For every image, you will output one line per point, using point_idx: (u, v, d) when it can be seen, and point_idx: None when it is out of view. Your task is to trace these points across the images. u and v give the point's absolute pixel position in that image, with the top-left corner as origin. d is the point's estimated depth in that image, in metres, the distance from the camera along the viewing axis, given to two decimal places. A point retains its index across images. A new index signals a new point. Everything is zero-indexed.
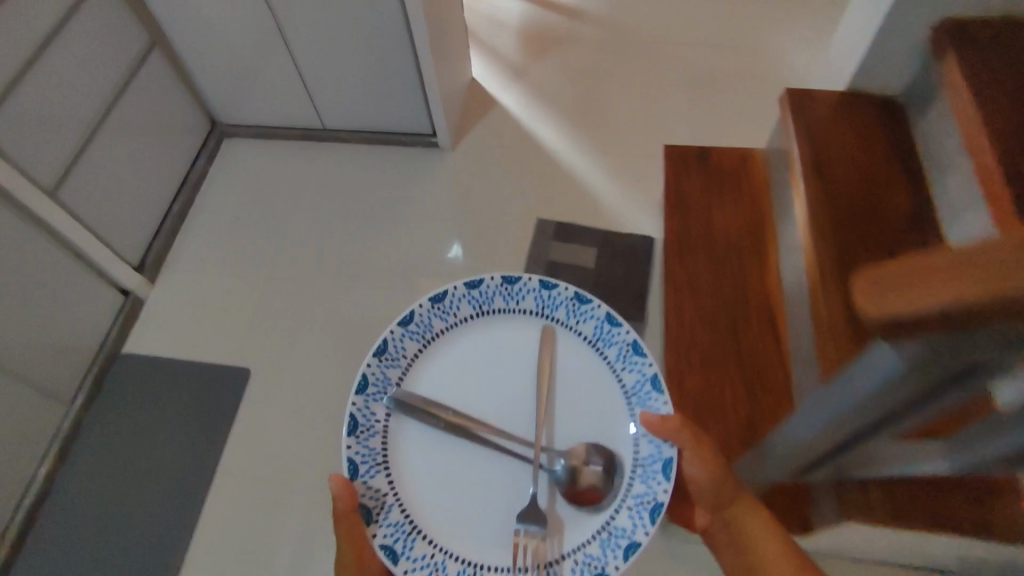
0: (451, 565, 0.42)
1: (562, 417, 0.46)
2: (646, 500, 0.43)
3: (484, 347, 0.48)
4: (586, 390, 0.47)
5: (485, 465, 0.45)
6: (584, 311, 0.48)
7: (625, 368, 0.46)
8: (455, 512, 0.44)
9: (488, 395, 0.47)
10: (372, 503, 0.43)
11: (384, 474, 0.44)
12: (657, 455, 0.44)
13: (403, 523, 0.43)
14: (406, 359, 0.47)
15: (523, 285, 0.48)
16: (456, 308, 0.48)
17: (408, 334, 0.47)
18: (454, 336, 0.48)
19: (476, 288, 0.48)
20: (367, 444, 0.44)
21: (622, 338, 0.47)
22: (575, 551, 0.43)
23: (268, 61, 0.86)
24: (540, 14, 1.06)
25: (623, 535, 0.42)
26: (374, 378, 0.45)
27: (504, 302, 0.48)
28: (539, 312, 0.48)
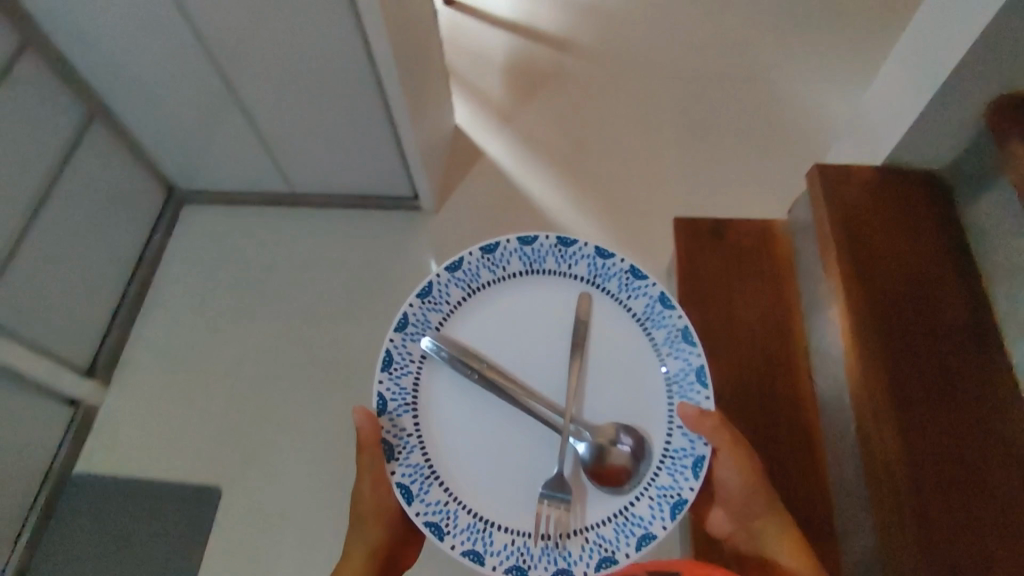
0: (463, 516, 0.45)
1: (597, 386, 0.48)
2: (669, 493, 0.46)
3: (526, 304, 0.49)
4: (623, 358, 0.49)
5: (514, 424, 0.47)
6: (637, 287, 0.49)
7: (671, 354, 0.48)
8: (478, 471, 0.46)
9: (524, 352, 0.48)
10: (396, 442, 0.45)
11: (411, 416, 0.46)
12: (690, 450, 0.46)
13: (422, 466, 0.45)
14: (449, 306, 0.48)
15: (578, 249, 0.49)
16: (506, 262, 0.49)
17: (454, 280, 0.48)
18: (503, 286, 0.49)
19: (530, 247, 0.49)
20: (399, 382, 0.46)
21: (673, 323, 0.48)
22: (591, 528, 0.46)
23: (219, 127, 0.80)
24: (525, 48, 0.91)
25: (641, 524, 0.46)
26: (414, 319, 0.47)
27: (555, 264, 0.49)
28: (589, 279, 0.49)
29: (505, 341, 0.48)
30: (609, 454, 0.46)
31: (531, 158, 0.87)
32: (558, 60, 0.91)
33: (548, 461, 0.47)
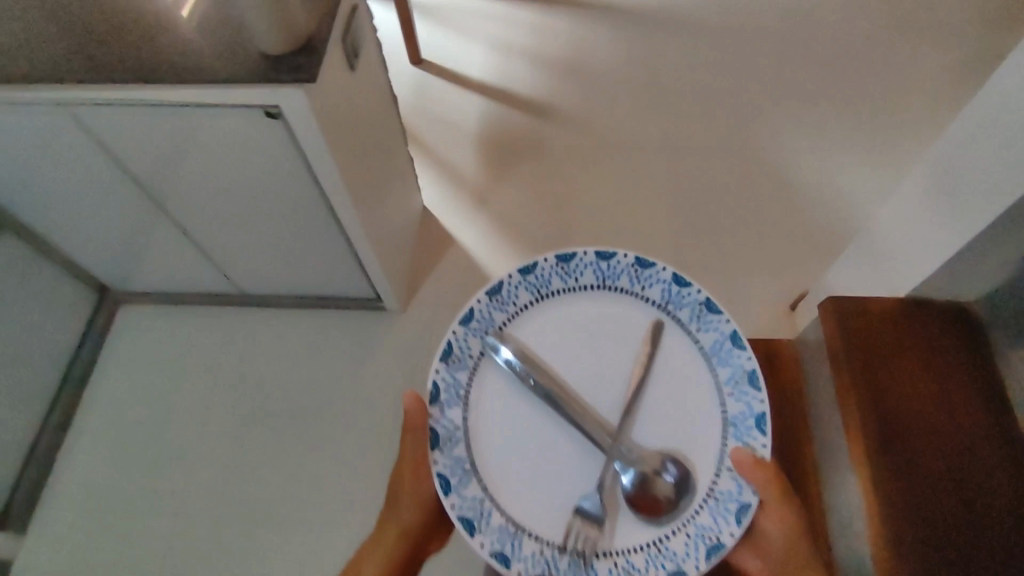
0: (496, 516, 0.46)
1: (648, 413, 0.50)
2: (708, 534, 0.47)
3: (595, 321, 0.51)
4: (682, 390, 0.50)
5: (560, 436, 0.48)
6: (709, 321, 0.50)
7: (732, 396, 0.49)
8: (519, 476, 0.47)
9: (585, 368, 0.50)
10: (442, 432, 0.46)
11: (460, 409, 0.47)
12: (736, 495, 0.47)
13: (463, 461, 0.46)
14: (515, 307, 0.50)
15: (655, 272, 0.51)
16: (579, 273, 0.51)
17: (525, 284, 0.50)
18: (573, 298, 0.51)
19: (608, 262, 0.51)
20: (455, 373, 0.47)
21: (741, 363, 0.49)
22: (621, 553, 0.47)
23: (152, 236, 0.77)
24: (501, 116, 1.03)
25: (673, 559, 0.46)
26: (479, 314, 0.49)
27: (629, 283, 0.51)
28: (661, 304, 0.51)
29: (567, 361, 0.50)
30: (656, 482, 0.47)
31: (503, 231, 0.96)
32: (537, 129, 1.02)
33: (590, 482, 0.48)
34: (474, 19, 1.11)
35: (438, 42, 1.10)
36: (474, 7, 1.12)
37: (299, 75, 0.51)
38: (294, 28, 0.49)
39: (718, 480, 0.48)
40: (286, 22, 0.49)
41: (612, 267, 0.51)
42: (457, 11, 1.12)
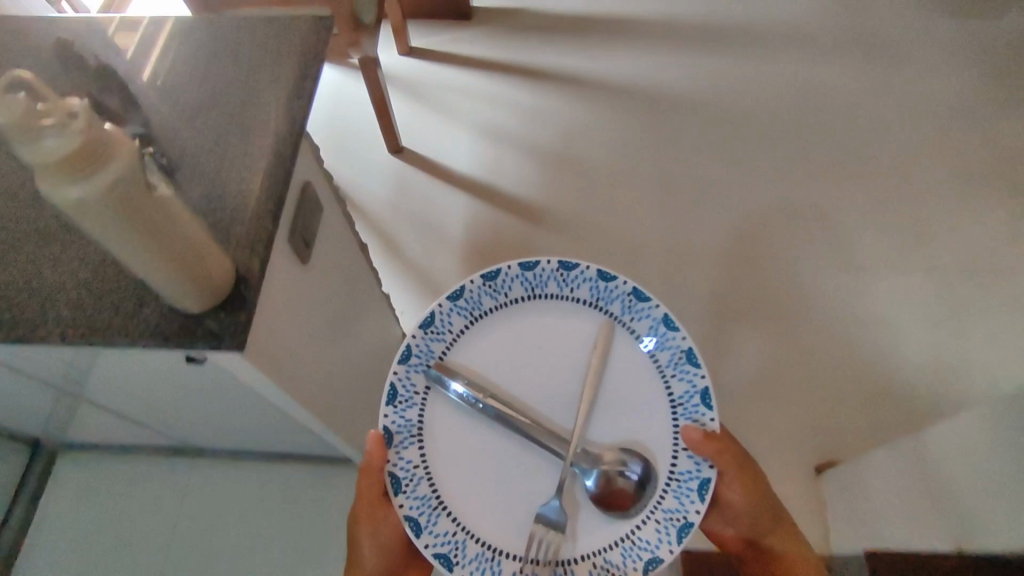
0: (471, 544, 0.49)
1: (601, 409, 0.51)
2: (676, 516, 0.48)
3: (534, 331, 0.53)
4: (629, 378, 0.51)
5: (517, 451, 0.51)
6: (640, 309, 0.52)
7: (675, 377, 0.50)
8: (485, 500, 0.50)
9: (532, 380, 0.52)
10: (402, 474, 0.50)
11: (416, 446, 0.50)
12: (695, 473, 0.48)
13: (430, 497, 0.50)
14: (451, 334, 0.52)
15: (580, 273, 0.53)
16: (508, 288, 0.53)
17: (456, 309, 0.52)
18: (507, 313, 0.53)
19: (533, 271, 0.53)
20: (403, 414, 0.51)
21: (677, 344, 0.51)
22: (595, 554, 0.48)
23: (84, 418, 0.70)
24: (483, 212, 1.12)
25: (647, 548, 0.48)
26: (417, 349, 0.52)
27: (557, 287, 0.53)
28: (593, 301, 0.53)
29: (514, 377, 0.52)
30: (615, 476, 0.48)
31: None
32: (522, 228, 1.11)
33: (552, 489, 0.50)
34: (455, 99, 1.24)
35: (417, 127, 1.21)
36: (452, 89, 1.25)
37: (219, 339, 0.38)
38: (196, 263, 0.36)
39: (677, 462, 0.49)
40: (161, 238, 0.34)
41: (537, 274, 0.53)
42: (429, 93, 1.25)
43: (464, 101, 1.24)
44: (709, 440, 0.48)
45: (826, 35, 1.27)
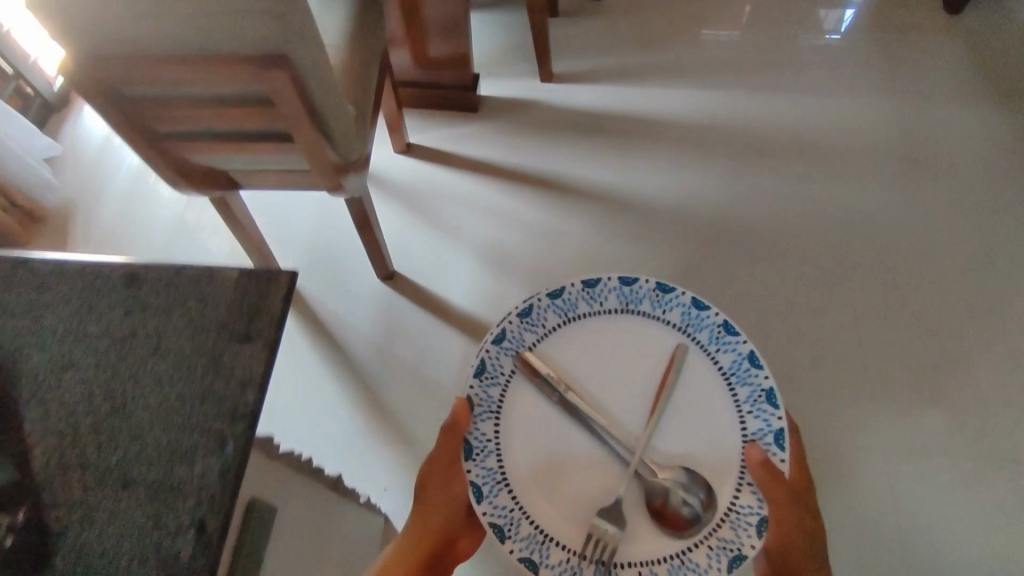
0: (525, 525, 0.49)
1: (673, 428, 0.52)
2: (730, 547, 0.49)
3: (620, 340, 0.54)
4: (704, 405, 0.52)
5: (585, 449, 0.51)
6: (727, 343, 0.53)
7: (751, 414, 0.52)
8: (544, 486, 0.50)
9: (610, 387, 0.53)
10: (475, 443, 0.51)
11: (492, 422, 0.51)
12: (756, 509, 0.49)
13: (496, 471, 0.50)
14: (545, 328, 0.54)
15: (675, 297, 0.55)
16: (604, 298, 0.55)
17: (554, 306, 0.55)
18: (601, 318, 0.55)
19: (632, 287, 0.55)
20: (487, 389, 0.52)
21: (757, 383, 0.52)
22: (643, 565, 0.49)
23: None
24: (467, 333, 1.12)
25: (695, 570, 0.48)
26: (511, 333, 0.54)
27: (651, 306, 0.55)
28: (683, 326, 0.54)
29: (595, 380, 0.53)
30: (675, 492, 0.49)
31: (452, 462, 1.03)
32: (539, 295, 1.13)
33: (615, 492, 0.50)
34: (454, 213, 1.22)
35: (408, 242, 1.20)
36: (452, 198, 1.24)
37: None
38: None
39: (740, 495, 0.50)
40: None
41: (635, 290, 0.55)
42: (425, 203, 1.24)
43: (468, 220, 1.21)
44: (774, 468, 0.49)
45: (890, 171, 1.24)
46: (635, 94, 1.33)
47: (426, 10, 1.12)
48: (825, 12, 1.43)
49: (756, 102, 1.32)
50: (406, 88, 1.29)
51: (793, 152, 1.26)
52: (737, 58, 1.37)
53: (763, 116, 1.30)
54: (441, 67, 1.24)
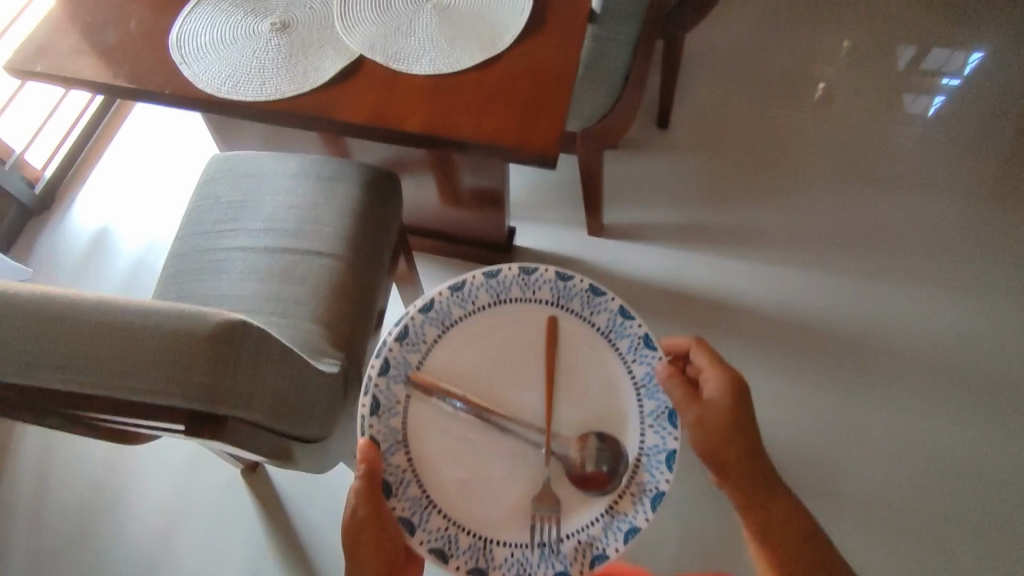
0: (462, 537, 0.69)
1: (561, 411, 0.74)
2: (650, 489, 0.71)
3: (491, 331, 0.77)
4: (588, 363, 0.76)
5: (493, 447, 0.72)
6: (598, 301, 0.77)
7: (636, 360, 0.76)
8: (473, 491, 0.71)
9: (500, 382, 0.75)
10: (393, 480, 0.70)
11: (403, 453, 0.71)
12: (660, 445, 0.72)
13: (419, 499, 0.70)
14: (426, 343, 0.75)
15: (539, 275, 0.78)
16: (475, 297, 0.77)
17: (428, 321, 0.76)
18: (469, 320, 0.77)
19: (495, 278, 0.77)
20: (388, 423, 0.71)
21: (632, 331, 0.76)
22: (580, 530, 0.70)
23: None
24: None
25: (626, 523, 0.70)
26: (395, 361, 0.73)
27: (520, 290, 0.77)
28: (555, 298, 0.78)
29: (494, 378, 0.75)
30: (584, 455, 0.71)
31: None
32: None
33: (540, 475, 0.72)
34: None
35: None
36: None
37: None
38: None
39: (645, 436, 0.73)
40: None
41: (500, 280, 0.77)
42: None
43: None
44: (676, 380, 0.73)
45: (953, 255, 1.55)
46: (711, 235, 1.57)
47: (456, 166, 1.20)
48: (916, 97, 1.75)
49: (831, 233, 1.59)
50: (419, 238, 1.47)
51: (836, 275, 1.54)
52: (809, 165, 1.66)
53: (840, 229, 1.59)
54: (469, 207, 1.34)
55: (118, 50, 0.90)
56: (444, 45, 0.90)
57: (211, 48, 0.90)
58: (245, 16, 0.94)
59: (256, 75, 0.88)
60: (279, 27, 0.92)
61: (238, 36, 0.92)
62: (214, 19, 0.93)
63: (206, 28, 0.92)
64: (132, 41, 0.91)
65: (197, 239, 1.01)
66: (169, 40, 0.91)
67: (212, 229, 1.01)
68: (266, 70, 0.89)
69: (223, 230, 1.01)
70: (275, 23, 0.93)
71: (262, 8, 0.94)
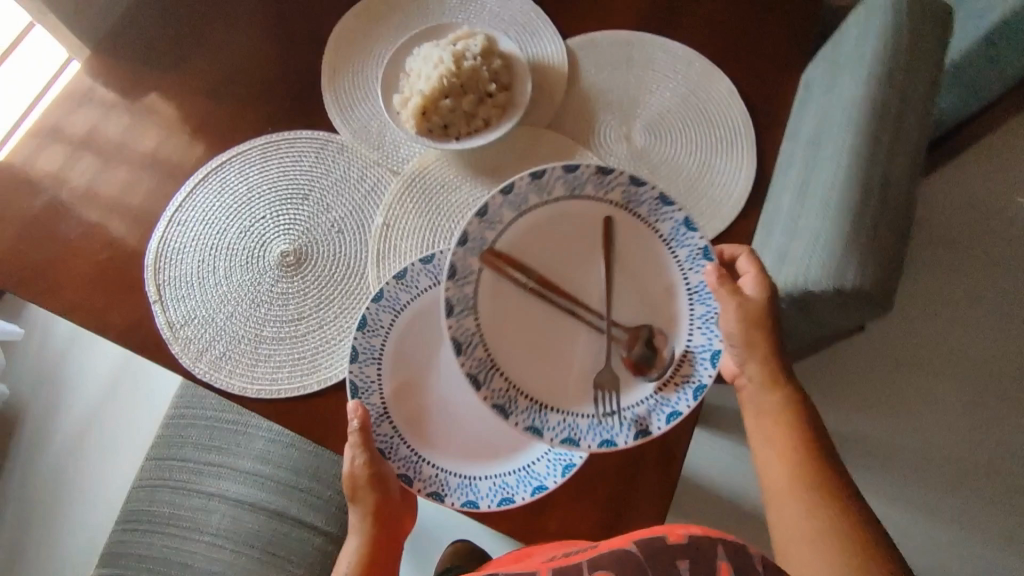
0: (521, 399, 0.61)
1: (621, 299, 0.62)
2: (693, 381, 0.60)
3: (564, 212, 0.61)
4: (649, 253, 0.62)
5: (555, 318, 0.62)
6: (665, 211, 0.61)
7: (691, 268, 0.61)
8: (530, 361, 0.62)
9: (569, 263, 0.62)
10: (461, 339, 0.59)
11: (470, 317, 0.59)
12: (708, 345, 0.60)
13: (484, 360, 0.60)
14: (501, 224, 0.59)
15: (614, 177, 0.60)
16: (552, 185, 0.60)
17: (505, 202, 0.59)
18: (540, 207, 0.60)
19: (574, 171, 0.59)
20: (460, 289, 0.59)
21: (694, 243, 0.61)
22: (634, 406, 0.60)
23: None
24: None
25: (670, 406, 0.59)
26: (472, 235, 0.58)
27: (595, 187, 0.61)
28: (626, 202, 0.61)
29: (553, 262, 0.61)
30: (635, 349, 0.60)
31: None
32: None
33: (597, 367, 0.61)
34: None
35: None
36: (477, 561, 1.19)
37: None
38: None
39: (692, 337, 0.61)
40: None
41: (579, 176, 0.60)
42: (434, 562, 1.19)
43: None
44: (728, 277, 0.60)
45: None
46: None
47: None
48: None
49: (973, 453, 1.23)
50: None
51: (960, 519, 1.22)
52: None
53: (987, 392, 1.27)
54: None
55: (71, 263, 0.70)
56: None
57: (198, 284, 0.68)
58: (247, 231, 0.70)
59: (251, 342, 0.65)
60: (290, 262, 0.68)
61: (234, 265, 0.68)
62: (208, 232, 0.70)
63: (195, 248, 0.69)
64: (91, 252, 0.70)
65: (172, 472, 0.83)
66: (146, 262, 0.69)
67: (191, 462, 0.83)
68: (264, 335, 0.66)
69: (202, 466, 0.82)
70: (287, 250, 0.68)
71: (271, 218, 0.70)
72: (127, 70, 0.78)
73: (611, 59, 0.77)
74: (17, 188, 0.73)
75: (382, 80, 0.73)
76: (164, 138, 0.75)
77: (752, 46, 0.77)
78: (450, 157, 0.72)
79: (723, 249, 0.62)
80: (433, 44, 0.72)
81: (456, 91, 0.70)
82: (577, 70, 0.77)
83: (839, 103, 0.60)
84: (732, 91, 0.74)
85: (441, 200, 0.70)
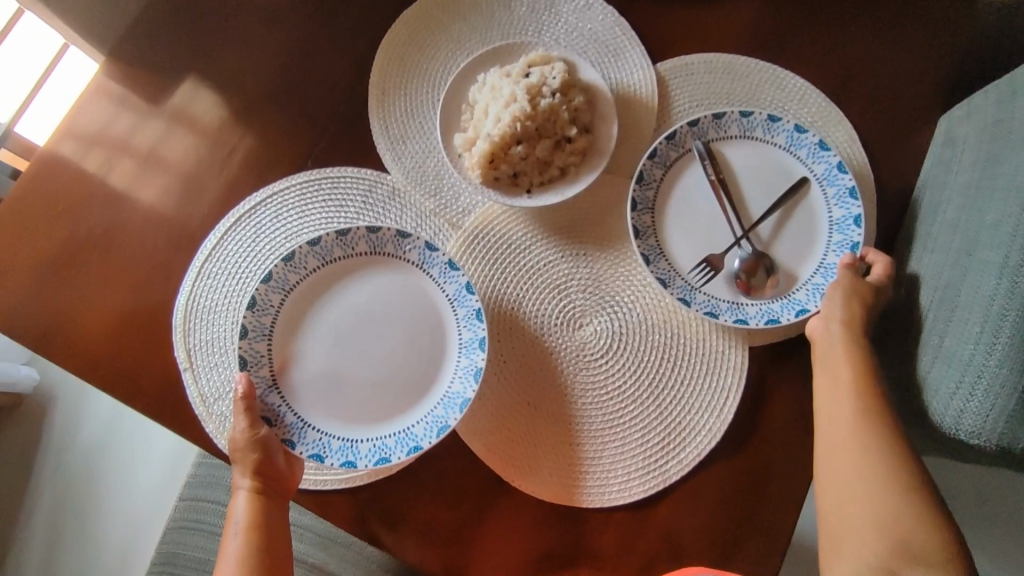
0: (649, 239, 0.61)
1: (774, 221, 0.62)
2: (772, 312, 0.59)
3: (767, 157, 0.62)
4: (809, 218, 0.62)
5: (712, 201, 0.62)
6: (847, 201, 0.60)
7: (831, 251, 0.60)
8: (682, 216, 0.62)
9: (754, 180, 0.62)
10: (647, 177, 0.61)
11: (659, 172, 0.62)
12: (805, 299, 0.59)
13: (648, 202, 0.62)
14: (725, 133, 0.62)
15: (828, 155, 0.61)
16: (775, 133, 0.62)
17: (740, 121, 0.62)
18: (758, 143, 0.63)
19: (801, 133, 0.61)
20: (659, 161, 0.62)
21: (852, 236, 0.60)
22: (713, 294, 0.60)
23: None
24: None
25: (746, 315, 0.59)
26: (703, 122, 0.62)
27: (803, 155, 0.62)
28: (819, 177, 0.61)
29: (740, 171, 0.62)
30: (755, 273, 0.60)
31: None
32: None
33: (714, 246, 0.61)
34: None
35: None
36: None
37: None
38: None
39: (795, 290, 0.60)
40: None
41: (800, 139, 0.62)
42: None
43: None
44: (859, 272, 0.58)
45: None
46: None
47: None
48: None
49: None
50: None
51: None
52: None
53: None
54: None
55: (90, 314, 0.62)
56: (586, 441, 0.59)
57: (232, 353, 0.60)
58: None
59: None
60: None
61: None
62: (240, 287, 0.62)
63: (228, 309, 0.61)
64: (117, 290, 0.63)
65: (204, 514, 0.80)
66: (174, 320, 0.61)
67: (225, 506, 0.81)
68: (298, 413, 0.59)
69: None
70: None
71: None
72: (156, 81, 0.68)
73: (708, 90, 0.65)
74: (29, 223, 0.65)
75: (441, 113, 0.62)
76: (195, 169, 0.66)
77: (879, 80, 0.65)
78: (517, 212, 0.62)
79: (868, 254, 0.59)
80: (502, 71, 0.61)
81: (530, 135, 0.59)
82: (667, 100, 0.65)
83: (1005, 193, 0.50)
84: (851, 137, 0.64)
85: (512, 261, 0.62)
